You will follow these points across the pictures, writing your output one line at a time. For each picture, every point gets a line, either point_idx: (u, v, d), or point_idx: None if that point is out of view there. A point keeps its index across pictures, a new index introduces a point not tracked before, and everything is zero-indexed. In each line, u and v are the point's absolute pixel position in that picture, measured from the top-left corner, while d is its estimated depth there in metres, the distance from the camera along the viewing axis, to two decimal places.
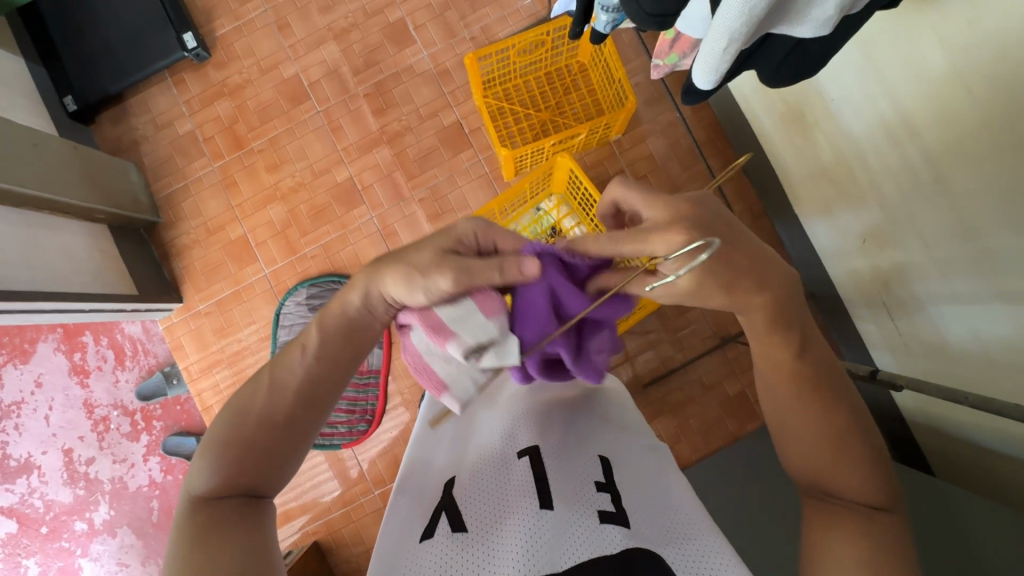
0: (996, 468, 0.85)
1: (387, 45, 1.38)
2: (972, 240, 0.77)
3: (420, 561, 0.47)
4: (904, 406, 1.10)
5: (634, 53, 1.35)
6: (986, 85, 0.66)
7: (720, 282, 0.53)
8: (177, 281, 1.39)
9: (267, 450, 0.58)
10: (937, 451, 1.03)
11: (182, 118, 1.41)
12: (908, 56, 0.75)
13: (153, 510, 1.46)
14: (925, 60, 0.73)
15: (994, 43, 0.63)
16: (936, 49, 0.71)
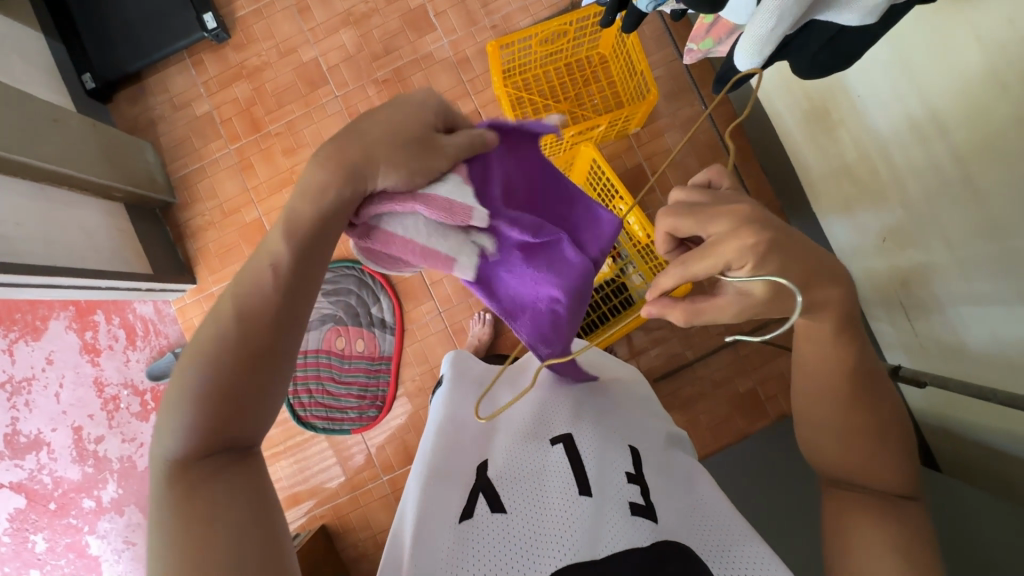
0: (1008, 469, 0.85)
1: (407, 31, 1.37)
2: (997, 241, 0.77)
3: (457, 542, 0.48)
4: (916, 406, 1.11)
5: (655, 46, 1.34)
6: (1021, 85, 0.65)
7: (798, 282, 0.49)
8: (191, 262, 1.39)
9: (242, 421, 0.49)
10: (948, 451, 1.03)
11: (200, 99, 1.40)
12: (941, 54, 0.74)
13: None
14: (958, 56, 0.72)
15: None
16: (970, 46, 0.70)
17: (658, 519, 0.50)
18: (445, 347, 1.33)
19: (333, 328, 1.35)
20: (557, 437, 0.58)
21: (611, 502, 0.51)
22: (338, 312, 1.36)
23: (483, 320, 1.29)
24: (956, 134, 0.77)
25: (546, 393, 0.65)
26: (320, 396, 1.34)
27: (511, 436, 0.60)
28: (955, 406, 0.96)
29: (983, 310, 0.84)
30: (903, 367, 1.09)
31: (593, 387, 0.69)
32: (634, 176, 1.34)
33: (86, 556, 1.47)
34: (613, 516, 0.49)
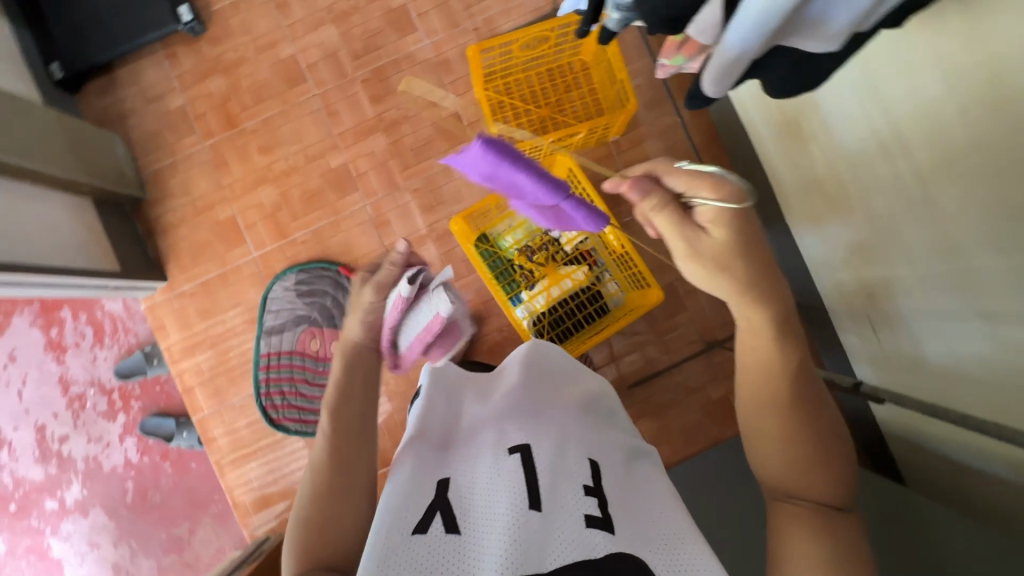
0: (966, 481, 0.88)
1: (388, 30, 1.36)
2: (955, 260, 0.79)
3: (410, 557, 0.47)
4: (880, 416, 1.13)
5: (637, 54, 1.35)
6: (979, 108, 0.67)
7: (741, 250, 0.62)
8: (161, 259, 1.36)
9: (337, 513, 0.64)
10: (909, 460, 1.06)
11: (173, 93, 1.37)
12: (906, 74, 0.76)
13: (127, 491, 1.44)
14: (922, 78, 0.74)
15: (990, 67, 0.63)
16: (932, 69, 0.71)
17: (614, 531, 0.50)
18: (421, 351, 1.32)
19: (308, 329, 1.34)
20: (515, 446, 0.58)
21: (566, 514, 0.51)
22: (313, 313, 1.34)
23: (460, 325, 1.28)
24: (920, 154, 0.79)
25: (508, 402, 0.66)
26: (293, 398, 1.33)
27: (470, 448, 0.60)
28: (916, 418, 0.98)
29: (943, 326, 0.86)
30: (868, 378, 1.12)
31: (557, 396, 0.69)
32: None
33: (48, 558, 1.44)
34: (568, 529, 0.50)
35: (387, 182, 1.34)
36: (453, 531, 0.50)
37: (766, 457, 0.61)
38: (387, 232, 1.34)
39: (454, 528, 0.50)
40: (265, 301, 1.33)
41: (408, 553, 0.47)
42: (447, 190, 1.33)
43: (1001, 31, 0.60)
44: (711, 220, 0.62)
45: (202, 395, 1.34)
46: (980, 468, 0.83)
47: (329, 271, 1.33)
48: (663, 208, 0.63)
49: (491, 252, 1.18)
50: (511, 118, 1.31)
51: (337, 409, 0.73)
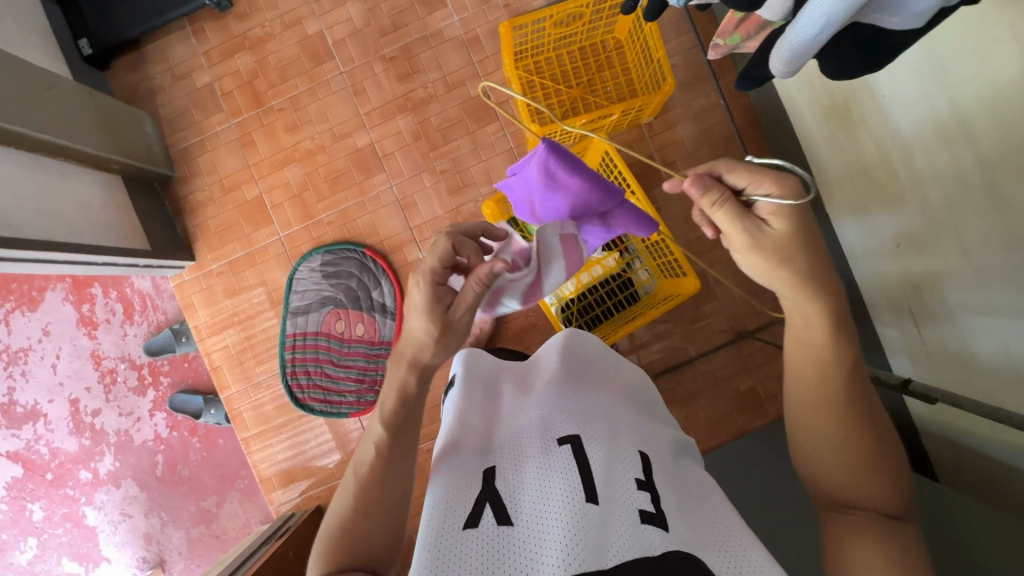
0: (1005, 481, 0.85)
1: (416, 6, 1.32)
2: (1017, 254, 0.75)
3: (466, 552, 0.48)
4: (917, 413, 1.10)
5: (673, 32, 1.30)
6: None
7: (803, 245, 0.60)
8: (189, 238, 1.37)
9: (369, 523, 0.62)
10: (945, 459, 1.03)
11: (201, 70, 1.36)
12: (976, 54, 0.71)
13: (157, 464, 1.47)
14: (994, 56, 0.69)
15: None
16: (1008, 48, 0.67)
17: (669, 528, 0.48)
18: None
19: (334, 310, 1.34)
20: (565, 437, 0.57)
21: (620, 509, 0.50)
22: (339, 295, 1.34)
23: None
24: (985, 139, 0.74)
25: (553, 389, 0.64)
26: (318, 378, 1.34)
27: (517, 436, 0.59)
28: (956, 415, 0.95)
29: (997, 322, 0.82)
30: (907, 374, 1.08)
31: (601, 385, 0.68)
32: (644, 167, 1.31)
33: (83, 526, 1.49)
34: (623, 525, 0.48)
35: (414, 163, 1.32)
36: (505, 524, 0.50)
37: (824, 460, 0.62)
38: (413, 214, 1.32)
39: (507, 521, 0.50)
40: (291, 282, 1.33)
41: (461, 548, 0.48)
42: (475, 172, 1.31)
43: None
44: (770, 213, 0.60)
45: (230, 373, 1.36)
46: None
47: (355, 253, 1.32)
48: (722, 203, 0.60)
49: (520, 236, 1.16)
50: (541, 98, 1.27)
51: (389, 426, 0.67)
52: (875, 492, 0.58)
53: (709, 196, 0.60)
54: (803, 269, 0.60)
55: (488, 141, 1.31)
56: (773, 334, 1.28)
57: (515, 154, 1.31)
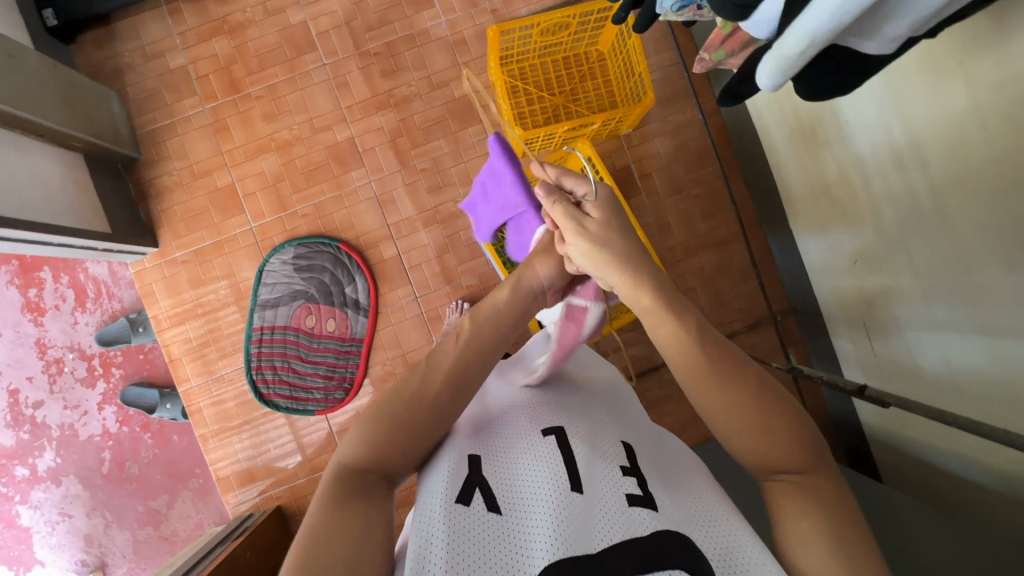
0: (942, 484, 0.91)
1: (403, 4, 1.33)
2: (962, 273, 0.81)
3: (458, 535, 0.47)
4: (867, 422, 1.17)
5: (655, 49, 1.35)
6: (1000, 125, 0.68)
7: (620, 237, 0.72)
8: (153, 224, 1.31)
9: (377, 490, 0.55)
10: (889, 466, 1.09)
11: (175, 51, 1.32)
12: (931, 90, 0.77)
13: (104, 461, 1.39)
14: (948, 89, 0.75)
15: (1017, 87, 0.65)
16: (958, 84, 0.73)
17: (657, 509, 0.50)
18: (419, 333, 1.31)
19: (304, 305, 1.31)
20: (550, 428, 0.58)
21: (606, 494, 0.51)
22: (311, 289, 1.31)
23: (460, 309, 1.27)
24: (938, 169, 0.80)
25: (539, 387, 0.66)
26: (285, 374, 1.30)
27: (505, 428, 0.60)
28: (900, 424, 1.01)
29: (941, 336, 0.88)
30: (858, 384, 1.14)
31: (584, 386, 0.70)
32: (622, 177, 1.34)
33: (16, 527, 1.38)
34: (611, 509, 0.50)
35: (394, 161, 1.32)
36: (494, 510, 0.50)
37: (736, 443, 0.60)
38: (391, 211, 1.32)
39: (495, 507, 0.50)
40: (261, 274, 1.29)
41: (454, 522, 0.48)
42: (455, 173, 1.31)
43: None
44: (592, 208, 0.73)
45: (190, 366, 1.30)
46: (960, 475, 0.86)
47: (329, 247, 1.30)
48: (559, 202, 0.74)
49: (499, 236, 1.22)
50: (523, 102, 1.29)
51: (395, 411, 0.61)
52: (781, 458, 0.57)
53: (550, 198, 0.75)
54: (620, 253, 0.70)
55: (470, 143, 1.32)
56: (737, 343, 1.34)
57: None
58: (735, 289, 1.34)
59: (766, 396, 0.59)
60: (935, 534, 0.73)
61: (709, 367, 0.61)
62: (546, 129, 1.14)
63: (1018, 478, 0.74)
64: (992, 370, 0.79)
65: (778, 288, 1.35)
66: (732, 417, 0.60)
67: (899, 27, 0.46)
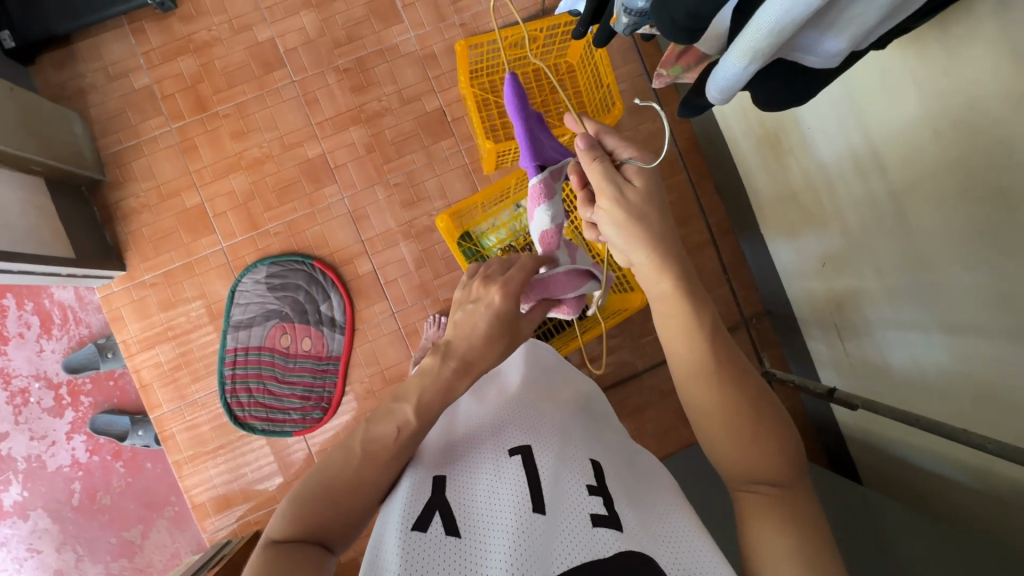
0: (919, 482, 0.92)
1: (372, 20, 1.33)
2: (923, 275, 0.83)
3: (414, 562, 0.46)
4: (843, 420, 1.18)
5: (623, 60, 1.36)
6: (951, 132, 0.70)
7: (657, 217, 0.67)
8: (120, 246, 1.29)
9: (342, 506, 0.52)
10: (867, 465, 1.11)
11: (139, 71, 1.30)
12: (885, 97, 0.79)
13: (73, 493, 1.35)
14: (902, 95, 0.76)
15: (965, 95, 0.67)
16: (909, 92, 0.75)
17: (621, 529, 0.50)
18: (398, 349, 1.29)
19: (279, 324, 1.29)
20: (517, 448, 0.58)
21: (571, 514, 0.51)
22: (285, 308, 1.29)
23: (437, 323, 1.26)
24: (897, 172, 0.82)
25: (508, 402, 0.66)
26: (260, 395, 1.27)
27: (471, 446, 0.60)
28: (875, 423, 1.03)
29: (908, 336, 0.90)
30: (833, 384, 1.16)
31: (556, 399, 0.70)
32: None
33: None
34: (575, 529, 0.49)
35: (367, 176, 1.31)
36: (453, 534, 0.50)
37: (722, 452, 0.60)
38: (365, 227, 1.31)
39: (454, 530, 0.50)
40: (233, 294, 1.27)
41: (408, 549, 0.47)
42: (429, 187, 1.31)
43: (977, 63, 0.64)
44: (634, 174, 0.69)
45: (161, 391, 1.27)
46: (934, 471, 0.88)
47: (303, 265, 1.29)
48: (598, 159, 0.70)
49: (473, 249, 1.24)
50: (496, 116, 1.29)
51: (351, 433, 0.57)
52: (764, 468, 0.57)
53: (590, 153, 0.71)
54: (654, 232, 0.66)
55: (443, 156, 1.32)
56: None
57: (470, 170, 1.32)
58: (711, 294, 1.36)
59: (761, 406, 0.59)
60: (913, 536, 0.74)
61: (711, 362, 0.61)
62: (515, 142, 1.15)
63: (988, 473, 0.75)
64: (958, 368, 0.80)
65: (753, 291, 1.37)
66: (718, 417, 0.59)
67: (839, 42, 0.47)
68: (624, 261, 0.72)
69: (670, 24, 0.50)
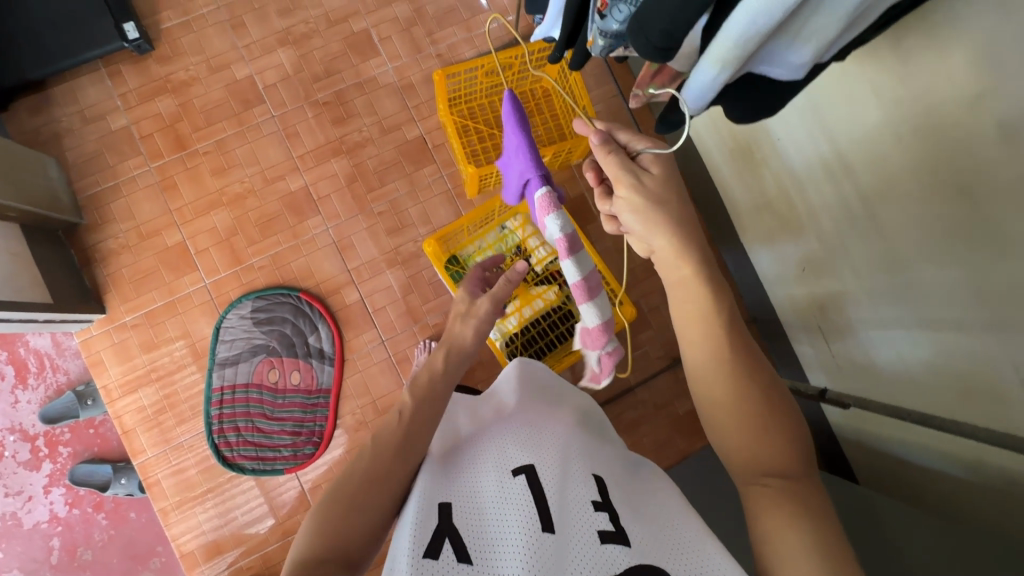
0: (914, 477, 0.93)
1: (349, 54, 1.35)
2: (897, 273, 0.86)
3: None
4: (836, 421, 1.19)
5: (597, 83, 1.41)
6: (912, 136, 0.74)
7: (677, 204, 0.66)
8: (99, 289, 1.26)
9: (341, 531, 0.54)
10: (863, 465, 1.11)
11: (117, 113, 1.30)
12: (848, 106, 0.83)
13: (52, 550, 1.28)
14: (863, 104, 0.81)
15: (923, 100, 0.71)
16: (869, 100, 0.79)
17: (630, 544, 0.50)
18: (389, 377, 1.28)
19: (266, 359, 1.27)
20: (520, 467, 0.57)
21: (579, 532, 0.51)
22: (272, 342, 1.28)
23: (428, 348, 1.26)
24: (864, 176, 0.86)
25: (508, 423, 0.65)
26: (249, 434, 1.24)
27: (475, 470, 0.59)
28: (866, 423, 1.04)
29: (890, 333, 0.92)
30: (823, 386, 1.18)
31: (554, 415, 0.70)
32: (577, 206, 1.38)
33: None
34: (585, 548, 0.49)
35: (350, 206, 1.31)
36: (465, 561, 0.49)
37: (730, 445, 0.61)
38: (350, 256, 1.30)
39: (465, 557, 0.49)
40: (218, 331, 1.25)
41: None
42: (413, 214, 1.32)
43: (932, 70, 0.68)
44: (651, 163, 0.67)
45: (145, 436, 1.23)
46: (927, 465, 0.89)
47: (289, 297, 1.28)
48: (612, 153, 0.68)
49: (461, 272, 1.23)
50: (475, 141, 1.32)
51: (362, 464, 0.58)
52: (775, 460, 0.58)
53: (604, 149, 0.69)
54: (675, 217, 0.65)
55: (426, 183, 1.33)
56: None
57: (453, 195, 1.34)
58: None
59: (772, 398, 0.61)
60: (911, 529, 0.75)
61: (727, 352, 0.62)
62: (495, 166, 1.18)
63: (979, 462, 0.77)
64: (939, 360, 0.83)
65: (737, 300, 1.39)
66: (726, 409, 0.61)
67: (803, 55, 0.50)
68: (645, 250, 0.71)
69: (645, 42, 0.49)
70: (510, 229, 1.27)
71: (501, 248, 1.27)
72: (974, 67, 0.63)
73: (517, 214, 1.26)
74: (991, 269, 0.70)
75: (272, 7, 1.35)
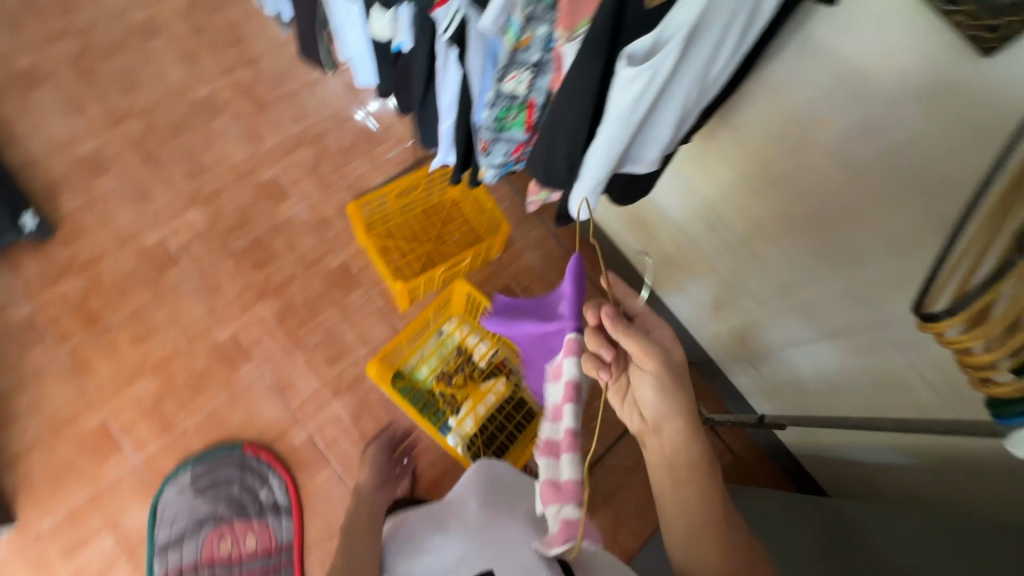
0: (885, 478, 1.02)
1: (261, 201, 1.41)
2: (791, 295, 0.99)
3: None
4: (788, 440, 1.25)
5: (499, 184, 1.55)
6: (762, 186, 0.91)
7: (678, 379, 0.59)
8: (9, 498, 1.13)
9: None
10: (828, 476, 1.18)
11: (17, 304, 1.26)
12: (705, 173, 1.00)
13: None
14: (711, 161, 0.97)
15: (760, 159, 0.88)
16: (720, 165, 0.96)
17: None
18: None
19: (214, 530, 1.16)
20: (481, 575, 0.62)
21: None
22: (218, 509, 1.18)
23: (401, 467, 1.21)
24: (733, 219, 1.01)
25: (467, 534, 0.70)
26: None
27: None
28: (819, 435, 1.12)
29: (805, 348, 1.03)
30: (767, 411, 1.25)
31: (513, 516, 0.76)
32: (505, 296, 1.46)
33: None
34: None
35: (285, 344, 1.30)
36: None
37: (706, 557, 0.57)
38: (292, 394, 1.27)
39: None
40: (155, 511, 1.14)
41: None
42: (350, 338, 1.32)
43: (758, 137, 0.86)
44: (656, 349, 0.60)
45: None
46: (892, 463, 0.99)
47: (233, 454, 1.21)
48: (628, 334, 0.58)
49: (408, 386, 1.25)
50: (398, 258, 1.37)
51: None
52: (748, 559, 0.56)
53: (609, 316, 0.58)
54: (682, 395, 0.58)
55: (358, 305, 1.35)
56: None
57: (387, 310, 1.36)
58: None
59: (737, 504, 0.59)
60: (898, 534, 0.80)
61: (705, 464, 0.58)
62: (423, 276, 1.24)
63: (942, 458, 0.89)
64: (847, 361, 0.95)
65: None
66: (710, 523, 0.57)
67: (653, 153, 0.64)
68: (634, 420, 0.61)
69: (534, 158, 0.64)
70: (447, 333, 1.30)
71: (443, 354, 1.29)
72: (785, 126, 0.81)
73: (450, 318, 1.32)
74: (854, 269, 0.84)
75: (177, 172, 1.41)
